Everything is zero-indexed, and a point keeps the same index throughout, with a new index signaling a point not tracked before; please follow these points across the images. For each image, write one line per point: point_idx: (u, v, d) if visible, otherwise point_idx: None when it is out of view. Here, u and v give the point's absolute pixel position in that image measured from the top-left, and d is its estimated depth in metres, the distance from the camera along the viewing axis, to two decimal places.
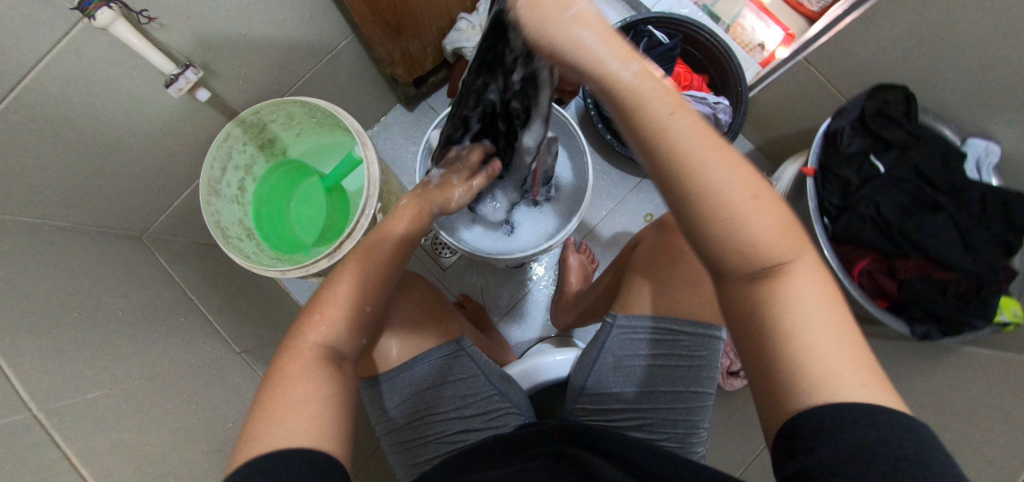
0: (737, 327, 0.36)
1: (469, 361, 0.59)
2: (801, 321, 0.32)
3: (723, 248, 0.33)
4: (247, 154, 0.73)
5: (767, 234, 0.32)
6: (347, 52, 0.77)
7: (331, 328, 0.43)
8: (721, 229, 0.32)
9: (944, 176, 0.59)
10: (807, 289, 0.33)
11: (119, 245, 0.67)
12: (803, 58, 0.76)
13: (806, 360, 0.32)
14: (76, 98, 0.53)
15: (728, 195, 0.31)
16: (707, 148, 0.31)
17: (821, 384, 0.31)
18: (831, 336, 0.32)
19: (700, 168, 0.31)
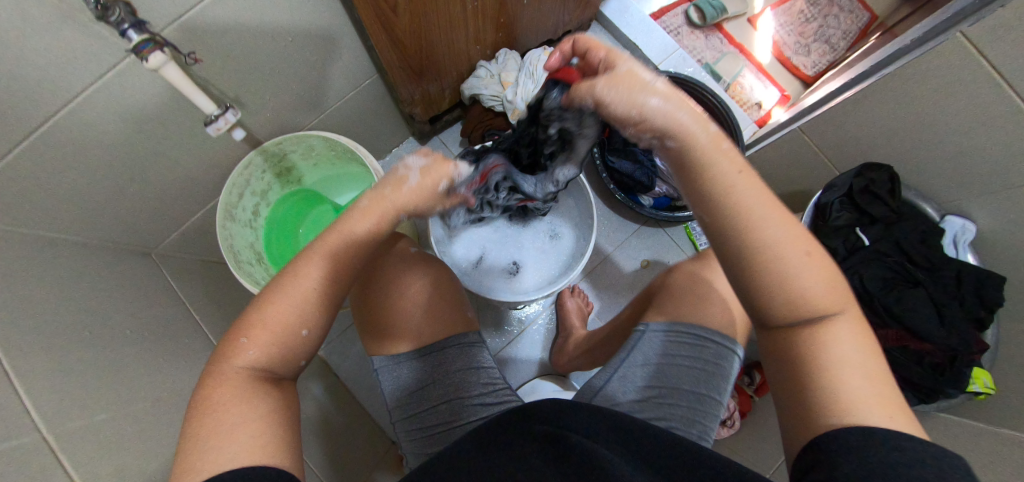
0: (778, 366, 0.41)
1: (479, 353, 0.64)
2: (838, 363, 0.38)
3: (774, 299, 0.39)
4: (264, 181, 0.76)
5: (811, 288, 0.38)
6: (370, 89, 0.81)
7: (262, 348, 0.42)
8: (775, 276, 0.38)
9: (923, 253, 0.62)
10: (845, 337, 0.39)
11: (128, 261, 0.68)
12: (798, 126, 0.82)
13: (835, 395, 0.37)
14: (112, 124, 0.55)
15: (785, 252, 0.38)
16: (768, 210, 0.38)
17: (850, 417, 0.36)
18: (867, 381, 0.37)
19: (761, 225, 0.38)
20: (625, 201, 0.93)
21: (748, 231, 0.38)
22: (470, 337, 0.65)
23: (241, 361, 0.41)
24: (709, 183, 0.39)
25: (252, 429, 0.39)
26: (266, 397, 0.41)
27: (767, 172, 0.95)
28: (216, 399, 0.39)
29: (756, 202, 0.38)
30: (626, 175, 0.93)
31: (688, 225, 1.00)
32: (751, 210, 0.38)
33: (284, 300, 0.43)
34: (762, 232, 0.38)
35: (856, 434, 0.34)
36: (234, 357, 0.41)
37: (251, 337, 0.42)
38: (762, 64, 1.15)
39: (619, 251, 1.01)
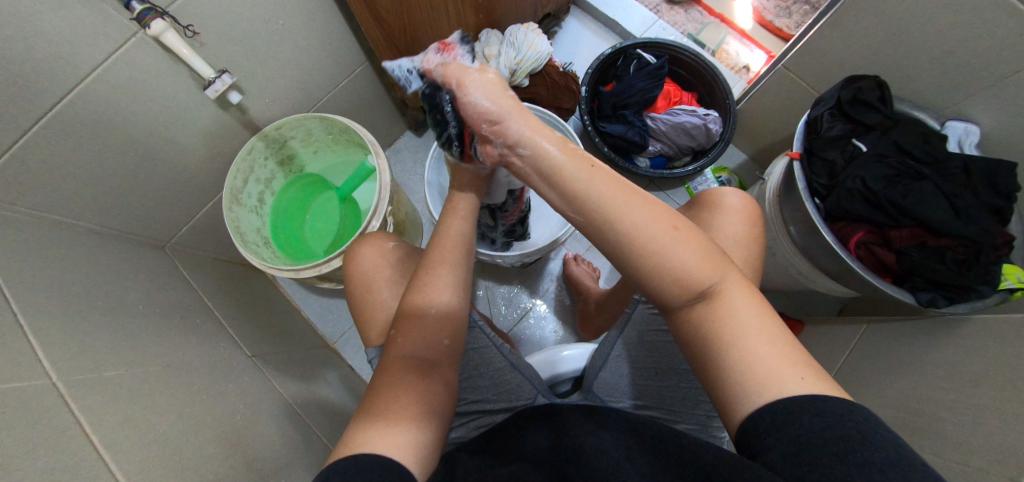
0: (690, 353, 0.40)
1: (480, 333, 0.61)
2: (741, 334, 0.37)
3: (660, 282, 0.39)
4: (268, 169, 0.79)
5: (688, 267, 0.38)
6: (363, 78, 0.85)
7: (416, 337, 0.50)
8: (648, 264, 0.39)
9: (925, 150, 0.59)
10: (742, 305, 0.38)
11: (143, 251, 0.71)
12: (783, 65, 0.83)
13: (750, 368, 0.35)
14: (122, 108, 0.59)
15: (648, 233, 0.38)
16: (622, 198, 0.39)
17: (767, 383, 0.35)
18: (770, 346, 0.36)
19: (620, 216, 0.39)
20: (622, 163, 0.91)
21: (608, 225, 0.39)
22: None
23: (402, 353, 0.49)
24: (558, 186, 0.41)
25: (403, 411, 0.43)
26: (416, 383, 0.46)
27: (761, 120, 0.94)
28: (379, 390, 0.45)
29: (610, 194, 0.39)
30: (619, 137, 0.93)
31: (689, 185, 1.00)
32: (608, 203, 0.39)
33: (422, 295, 0.51)
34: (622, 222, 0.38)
35: (778, 405, 0.33)
36: (394, 350, 0.49)
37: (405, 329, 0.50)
38: (744, 30, 1.15)
39: None
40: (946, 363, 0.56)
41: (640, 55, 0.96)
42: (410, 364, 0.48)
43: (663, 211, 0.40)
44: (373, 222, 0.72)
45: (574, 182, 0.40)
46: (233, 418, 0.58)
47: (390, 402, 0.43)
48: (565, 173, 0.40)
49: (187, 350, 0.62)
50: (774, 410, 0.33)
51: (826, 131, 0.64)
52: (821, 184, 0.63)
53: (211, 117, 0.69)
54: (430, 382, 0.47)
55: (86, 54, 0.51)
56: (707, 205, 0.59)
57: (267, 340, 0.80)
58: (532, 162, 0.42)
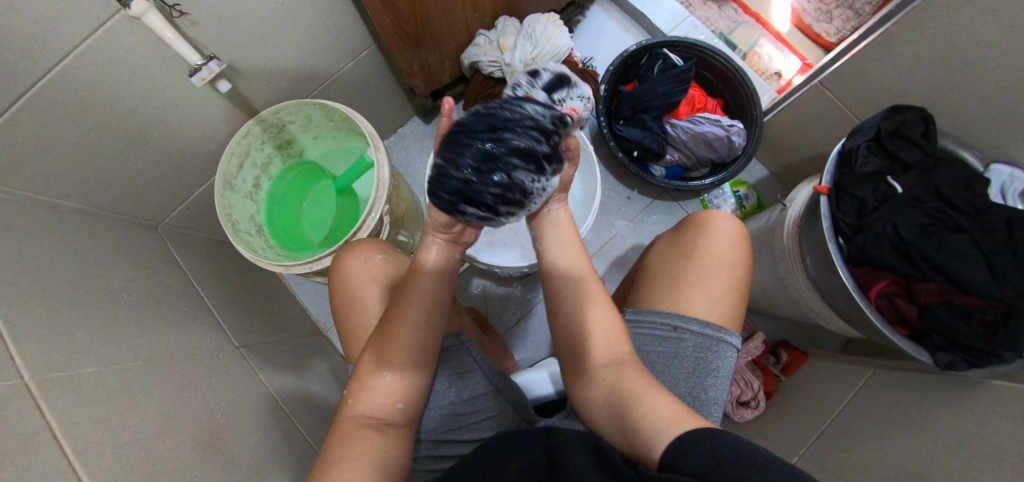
0: (602, 414, 0.45)
1: (464, 356, 0.58)
2: (640, 392, 0.42)
3: (585, 343, 0.48)
4: (264, 154, 0.75)
5: (602, 336, 0.48)
6: (370, 61, 0.80)
7: (369, 388, 0.48)
8: (572, 324, 0.50)
9: (965, 198, 0.55)
10: (638, 372, 0.44)
11: (133, 231, 0.69)
12: (819, 82, 0.78)
13: (646, 418, 0.39)
14: (107, 87, 0.55)
15: (581, 297, 0.50)
16: (574, 267, 0.52)
17: (660, 431, 0.38)
18: (665, 404, 0.40)
19: (562, 279, 0.51)
20: (637, 172, 0.87)
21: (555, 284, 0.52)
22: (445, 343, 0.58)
23: (358, 413, 0.47)
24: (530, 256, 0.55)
25: (356, 473, 0.42)
26: (377, 443, 0.45)
27: (787, 137, 0.89)
28: (337, 446, 0.45)
29: (572, 264, 0.52)
30: (636, 143, 0.88)
31: (704, 197, 0.96)
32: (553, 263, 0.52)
33: (377, 352, 0.48)
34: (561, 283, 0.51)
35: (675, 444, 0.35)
36: (353, 410, 0.48)
37: (358, 390, 0.48)
38: (780, 33, 1.08)
39: (630, 224, 0.97)
40: (949, 425, 0.54)
41: (667, 55, 0.90)
42: (372, 424, 0.47)
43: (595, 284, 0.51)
44: (370, 220, 0.69)
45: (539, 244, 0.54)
46: (213, 415, 0.58)
47: (347, 449, 0.44)
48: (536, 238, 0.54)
49: (171, 341, 0.61)
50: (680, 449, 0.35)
51: (862, 166, 0.59)
52: (846, 224, 0.59)
53: (203, 98, 0.65)
54: (388, 442, 0.46)
55: (63, 29, 0.47)
56: (698, 226, 0.58)
57: (257, 328, 0.79)
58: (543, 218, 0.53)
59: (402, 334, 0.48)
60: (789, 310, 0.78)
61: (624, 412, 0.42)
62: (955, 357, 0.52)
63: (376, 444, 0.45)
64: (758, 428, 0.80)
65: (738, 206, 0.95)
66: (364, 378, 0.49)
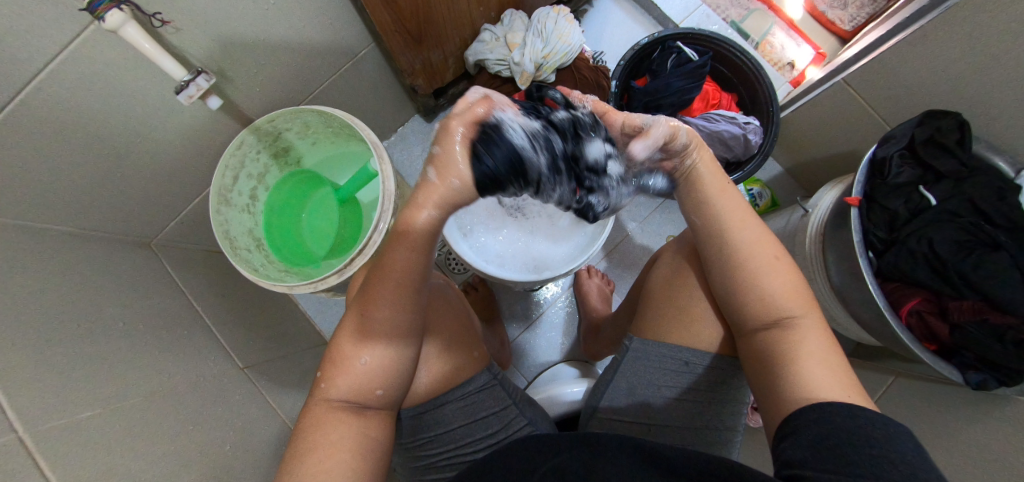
0: (754, 372, 0.45)
1: (499, 391, 0.59)
2: (805, 359, 0.41)
3: (744, 299, 0.45)
4: (261, 163, 0.71)
5: (771, 294, 0.44)
6: (369, 60, 0.75)
7: (344, 376, 0.44)
8: (737, 288, 0.45)
9: (1002, 213, 0.53)
10: (812, 338, 0.42)
11: (124, 251, 0.65)
12: (842, 79, 0.75)
13: (796, 384, 0.40)
14: (87, 102, 0.50)
15: (748, 250, 0.45)
16: (740, 218, 0.47)
17: (817, 393, 0.38)
18: (833, 377, 0.39)
19: (730, 240, 0.46)
20: None
21: (721, 230, 0.47)
22: (478, 381, 0.58)
23: (331, 396, 0.44)
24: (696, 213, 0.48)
25: (335, 463, 0.41)
26: (354, 428, 0.43)
27: (805, 134, 0.86)
28: (310, 427, 0.43)
29: (724, 212, 0.47)
30: None
31: None
32: (725, 229, 0.47)
33: (356, 343, 0.45)
34: (736, 242, 0.46)
35: (809, 409, 0.37)
36: (322, 392, 0.44)
37: (332, 372, 0.45)
38: (793, 21, 1.04)
39: (641, 226, 0.95)
40: (972, 441, 0.53)
41: (680, 48, 0.86)
42: (347, 408, 0.44)
43: (768, 249, 0.46)
44: (376, 235, 0.65)
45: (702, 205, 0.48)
46: (222, 448, 0.56)
47: (318, 435, 0.42)
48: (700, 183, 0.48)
49: (173, 371, 0.58)
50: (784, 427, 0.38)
51: (894, 177, 0.57)
52: (878, 237, 0.57)
53: (192, 109, 0.60)
54: (368, 425, 0.45)
55: (36, 45, 0.42)
56: None
57: (258, 346, 0.76)
58: (684, 172, 0.49)
59: (388, 330, 0.44)
60: None
61: (773, 377, 0.42)
62: (987, 375, 0.50)
63: (353, 429, 0.43)
64: None
65: (751, 205, 0.93)
66: (337, 361, 0.45)
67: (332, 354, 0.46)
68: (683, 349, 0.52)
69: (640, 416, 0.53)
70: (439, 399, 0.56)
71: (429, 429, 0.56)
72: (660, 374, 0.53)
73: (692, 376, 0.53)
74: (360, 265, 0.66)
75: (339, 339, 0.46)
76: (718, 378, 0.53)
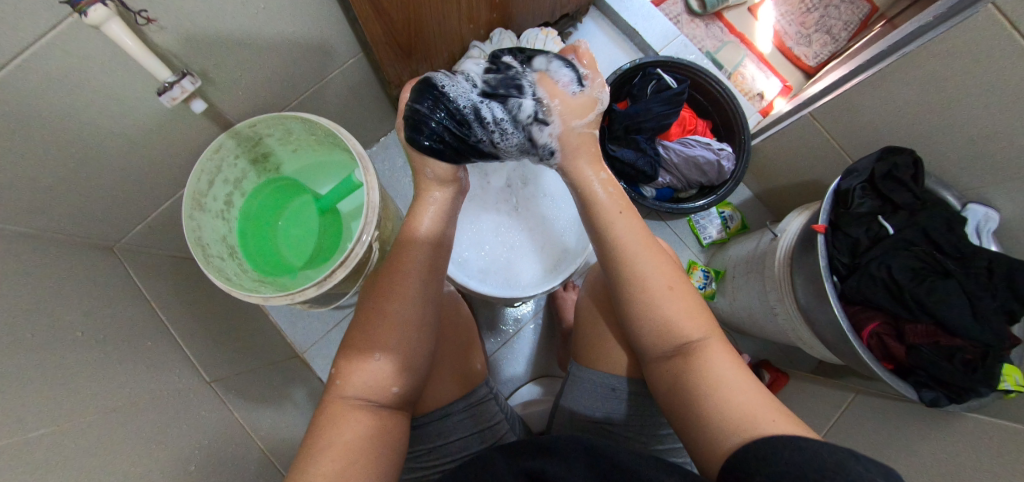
0: (674, 405, 0.45)
1: (494, 406, 0.60)
2: (716, 381, 0.42)
3: (647, 327, 0.47)
4: (238, 168, 0.69)
5: (674, 320, 0.46)
6: (356, 69, 0.75)
7: (356, 372, 0.45)
8: (642, 319, 0.47)
9: (950, 241, 0.58)
10: (721, 362, 0.44)
11: (86, 255, 0.61)
12: (809, 112, 0.80)
13: (726, 414, 0.40)
14: (58, 98, 0.48)
15: (647, 280, 0.47)
16: (639, 245, 0.49)
17: (739, 423, 0.39)
18: (746, 397, 0.41)
19: (632, 268, 0.48)
20: (630, 193, 0.86)
21: (619, 261, 0.48)
22: (478, 394, 0.59)
23: (347, 394, 0.44)
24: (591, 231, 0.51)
25: (347, 463, 0.40)
26: (369, 427, 0.43)
27: (773, 161, 0.91)
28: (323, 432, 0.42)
29: (620, 236, 0.49)
30: (629, 165, 0.86)
31: (692, 218, 0.98)
32: (631, 256, 0.48)
33: (368, 339, 0.46)
34: (641, 268, 0.48)
35: (749, 449, 0.36)
36: (336, 391, 0.44)
37: (347, 371, 0.45)
38: (763, 55, 1.10)
39: None
40: (925, 455, 0.57)
41: (660, 75, 0.90)
42: (361, 406, 0.44)
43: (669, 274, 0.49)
44: (358, 247, 0.64)
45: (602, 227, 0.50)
46: (187, 467, 0.53)
47: (332, 437, 0.41)
48: (593, 211, 0.51)
49: (132, 385, 0.54)
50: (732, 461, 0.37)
51: (856, 206, 0.61)
52: (842, 263, 0.61)
53: (171, 111, 0.58)
54: (383, 425, 0.44)
55: (6, 34, 0.40)
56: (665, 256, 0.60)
57: (227, 358, 0.73)
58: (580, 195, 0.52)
59: (394, 320, 0.47)
60: (775, 336, 0.80)
61: (697, 406, 0.42)
62: (939, 393, 0.54)
63: (368, 428, 0.43)
64: None
65: (723, 227, 0.97)
66: (350, 360, 0.45)
67: (344, 358, 0.46)
68: (611, 374, 0.56)
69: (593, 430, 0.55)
70: (443, 409, 0.56)
71: (424, 442, 0.55)
72: (592, 402, 0.56)
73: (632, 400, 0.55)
74: (340, 277, 0.63)
75: (351, 338, 0.47)
76: (652, 398, 0.55)
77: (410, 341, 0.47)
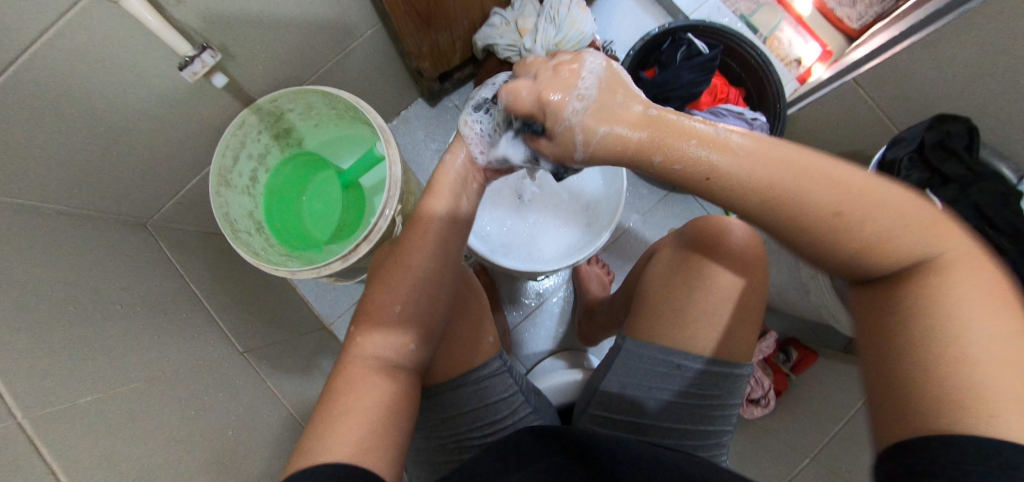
0: (866, 356, 0.34)
1: (508, 379, 0.60)
2: (953, 334, 0.29)
3: (840, 260, 0.33)
4: (261, 144, 0.69)
5: (886, 242, 0.31)
6: (374, 40, 0.73)
7: (372, 334, 0.46)
8: (822, 253, 0.33)
9: (1004, 216, 0.54)
10: (967, 295, 0.30)
11: (122, 231, 0.63)
12: (852, 79, 0.74)
13: (964, 376, 0.28)
14: (84, 77, 0.48)
15: (829, 205, 0.31)
16: (790, 168, 0.32)
17: (976, 405, 0.27)
18: (1005, 358, 0.27)
19: (799, 194, 0.32)
20: None
21: (763, 195, 0.33)
22: (492, 366, 0.60)
23: (363, 355, 0.46)
24: (696, 175, 0.35)
25: (360, 428, 0.40)
26: (384, 392, 0.44)
27: (811, 132, 0.87)
28: (341, 389, 0.43)
29: (735, 161, 0.33)
30: None
31: None
32: (796, 176, 0.32)
33: (386, 292, 0.47)
34: (809, 192, 0.32)
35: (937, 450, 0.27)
36: (355, 352, 0.46)
37: (365, 333, 0.46)
38: (802, 17, 1.03)
39: (640, 216, 0.96)
40: None
41: (691, 41, 0.85)
42: (377, 365, 0.45)
43: (873, 194, 0.31)
44: (381, 222, 0.64)
45: (734, 150, 0.34)
46: (224, 433, 0.56)
47: (348, 394, 0.43)
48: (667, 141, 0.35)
49: (171, 356, 0.57)
50: (902, 445, 0.29)
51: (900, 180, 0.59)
52: None
53: (194, 87, 0.58)
54: (397, 389, 0.45)
55: (30, 12, 0.39)
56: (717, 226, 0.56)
57: (259, 330, 0.76)
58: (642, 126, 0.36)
59: (412, 282, 0.46)
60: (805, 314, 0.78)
61: (899, 366, 0.31)
62: None
63: (383, 393, 0.44)
64: (766, 427, 0.82)
65: None
66: (369, 324, 0.47)
67: (363, 322, 0.47)
68: (671, 353, 0.53)
69: (632, 413, 0.53)
70: (456, 381, 0.57)
71: (439, 410, 0.57)
72: (635, 375, 0.54)
73: (680, 378, 0.52)
74: (364, 252, 0.64)
75: (368, 295, 0.48)
76: (690, 382, 0.52)
77: (425, 311, 0.48)
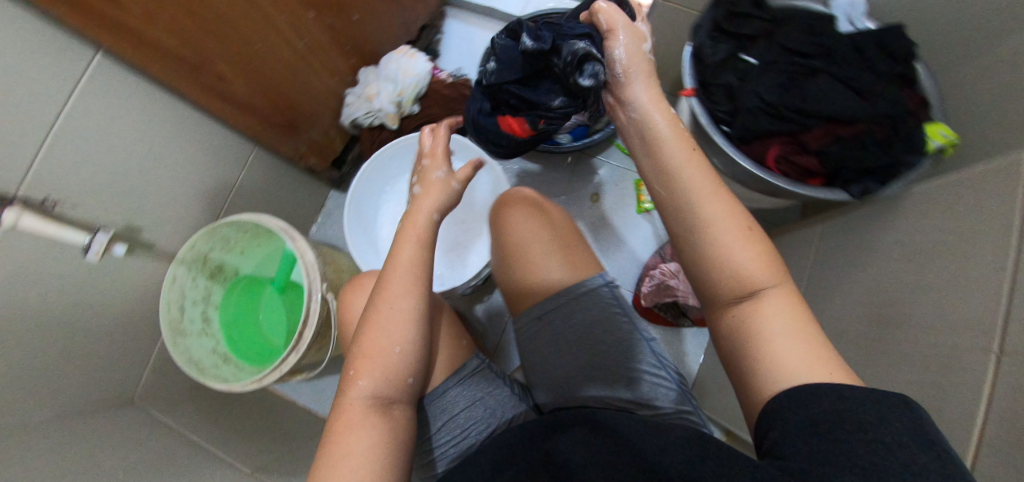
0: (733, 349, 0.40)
1: (491, 372, 0.63)
2: (771, 331, 0.37)
3: (714, 274, 0.40)
4: (201, 287, 0.77)
5: (744, 266, 0.39)
6: (260, 162, 0.83)
7: (368, 374, 0.48)
8: (707, 264, 0.40)
9: (811, 44, 0.59)
10: (789, 312, 0.37)
11: (112, 412, 0.69)
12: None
13: (782, 375, 0.35)
14: (27, 295, 0.57)
15: (715, 235, 0.40)
16: (697, 196, 0.41)
17: (788, 374, 0.35)
18: (802, 345, 0.36)
19: (703, 220, 0.40)
20: (544, 148, 0.89)
21: (687, 212, 0.41)
22: (471, 365, 0.62)
23: (356, 395, 0.47)
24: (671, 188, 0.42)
25: (361, 468, 0.43)
26: (378, 427, 0.46)
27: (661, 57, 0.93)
28: (335, 433, 0.45)
29: (689, 182, 0.41)
30: None
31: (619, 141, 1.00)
32: (694, 219, 0.41)
33: (381, 332, 0.49)
34: (700, 238, 0.40)
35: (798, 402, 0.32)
36: (351, 392, 0.47)
37: (361, 371, 0.48)
38: None
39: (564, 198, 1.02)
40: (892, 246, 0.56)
41: None
42: (372, 404, 0.47)
43: (718, 234, 0.40)
44: (314, 304, 0.70)
45: (673, 191, 0.42)
46: None
47: (344, 436, 0.45)
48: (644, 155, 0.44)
49: None
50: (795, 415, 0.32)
51: (711, 58, 0.63)
52: (723, 111, 0.63)
53: (120, 264, 0.67)
54: (392, 421, 0.47)
55: None
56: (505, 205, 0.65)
57: (267, 449, 0.80)
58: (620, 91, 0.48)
59: (397, 323, 0.49)
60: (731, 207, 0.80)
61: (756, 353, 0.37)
62: (867, 182, 0.57)
63: (379, 428, 0.46)
64: None
65: None
66: (364, 362, 0.49)
67: (358, 359, 0.49)
68: (534, 306, 0.59)
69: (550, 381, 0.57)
70: (441, 387, 0.59)
71: (431, 422, 0.58)
72: (533, 350, 0.59)
73: (552, 329, 0.58)
74: (310, 336, 0.69)
75: (362, 337, 0.50)
76: (562, 329, 0.58)
77: (415, 340, 0.50)
